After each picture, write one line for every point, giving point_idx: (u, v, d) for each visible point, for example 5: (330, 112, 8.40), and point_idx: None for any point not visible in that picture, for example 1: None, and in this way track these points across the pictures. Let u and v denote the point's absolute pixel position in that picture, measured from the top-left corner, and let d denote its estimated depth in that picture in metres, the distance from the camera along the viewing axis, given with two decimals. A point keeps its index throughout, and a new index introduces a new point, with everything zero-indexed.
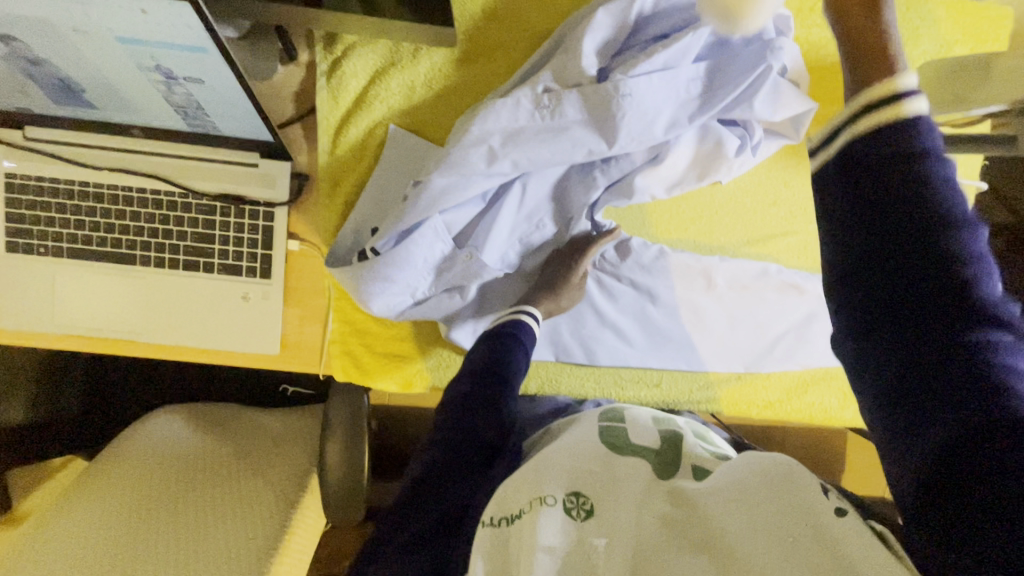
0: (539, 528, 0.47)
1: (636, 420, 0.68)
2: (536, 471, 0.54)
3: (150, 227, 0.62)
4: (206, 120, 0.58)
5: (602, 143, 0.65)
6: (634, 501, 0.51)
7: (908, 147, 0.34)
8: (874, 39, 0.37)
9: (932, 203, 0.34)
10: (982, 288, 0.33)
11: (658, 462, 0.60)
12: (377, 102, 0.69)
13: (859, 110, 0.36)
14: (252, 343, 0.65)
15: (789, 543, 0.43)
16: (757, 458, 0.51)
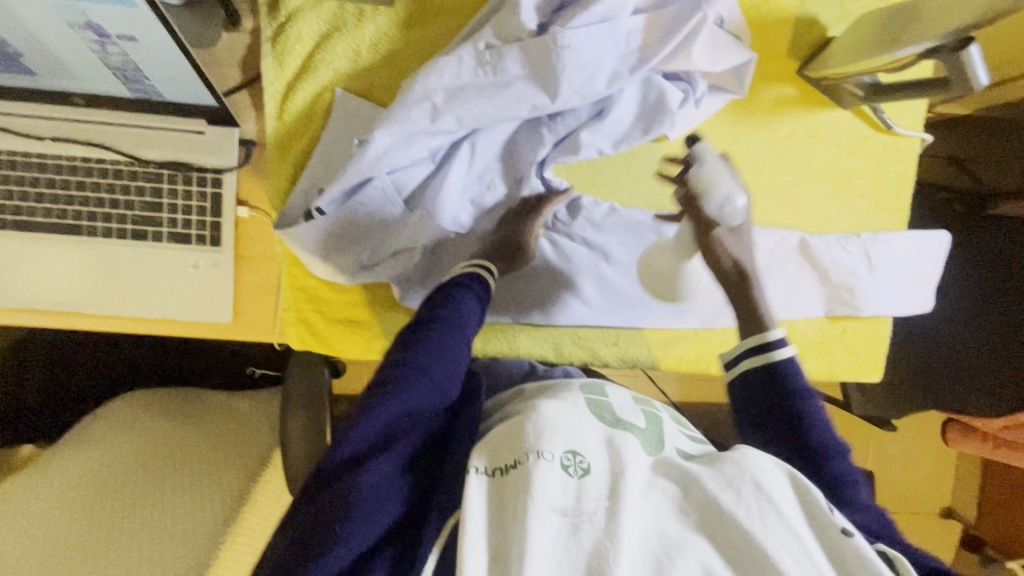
0: (541, 480, 0.47)
1: (618, 396, 0.66)
2: (534, 426, 0.53)
3: (97, 197, 0.68)
4: (146, 84, 0.61)
5: (544, 97, 0.64)
6: (628, 467, 0.50)
7: (782, 386, 0.59)
8: (752, 301, 0.60)
9: (801, 414, 0.58)
10: (837, 459, 0.58)
11: (647, 436, 0.58)
12: (322, 66, 0.69)
13: (749, 348, 0.60)
14: (201, 308, 0.71)
15: (799, 553, 0.45)
16: (754, 456, 0.51)
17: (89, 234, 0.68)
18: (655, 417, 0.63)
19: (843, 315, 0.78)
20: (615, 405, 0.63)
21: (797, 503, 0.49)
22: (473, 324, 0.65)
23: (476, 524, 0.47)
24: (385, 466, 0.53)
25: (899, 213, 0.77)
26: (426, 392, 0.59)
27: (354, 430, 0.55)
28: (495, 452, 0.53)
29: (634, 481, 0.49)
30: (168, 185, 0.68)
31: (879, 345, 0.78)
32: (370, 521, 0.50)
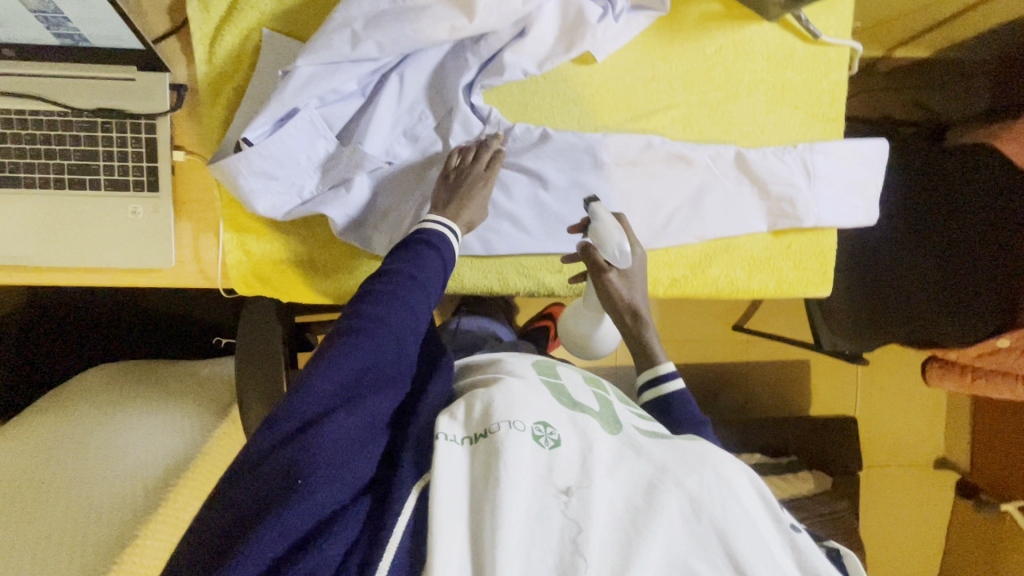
0: (512, 449, 0.42)
1: (571, 379, 0.62)
2: (501, 396, 0.48)
3: (33, 148, 0.68)
4: (69, 27, 0.62)
5: (462, 17, 0.64)
6: (596, 444, 0.46)
7: (683, 411, 0.63)
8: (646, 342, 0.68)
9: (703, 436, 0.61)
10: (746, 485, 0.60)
11: (606, 417, 0.54)
12: (248, 8, 0.70)
13: (648, 376, 0.66)
14: (144, 255, 0.71)
15: (767, 545, 0.42)
16: (715, 452, 0.49)
17: (27, 185, 0.69)
18: (610, 400, 0.60)
19: (786, 229, 0.77)
20: (571, 387, 0.59)
21: (757, 493, 0.46)
22: (436, 292, 0.61)
23: (447, 493, 0.42)
24: (354, 422, 0.48)
25: (833, 123, 0.77)
26: (388, 347, 0.54)
27: (312, 381, 0.48)
28: (466, 419, 0.48)
29: (603, 458, 0.45)
30: (102, 133, 0.69)
31: (825, 257, 0.78)
32: (337, 476, 0.44)
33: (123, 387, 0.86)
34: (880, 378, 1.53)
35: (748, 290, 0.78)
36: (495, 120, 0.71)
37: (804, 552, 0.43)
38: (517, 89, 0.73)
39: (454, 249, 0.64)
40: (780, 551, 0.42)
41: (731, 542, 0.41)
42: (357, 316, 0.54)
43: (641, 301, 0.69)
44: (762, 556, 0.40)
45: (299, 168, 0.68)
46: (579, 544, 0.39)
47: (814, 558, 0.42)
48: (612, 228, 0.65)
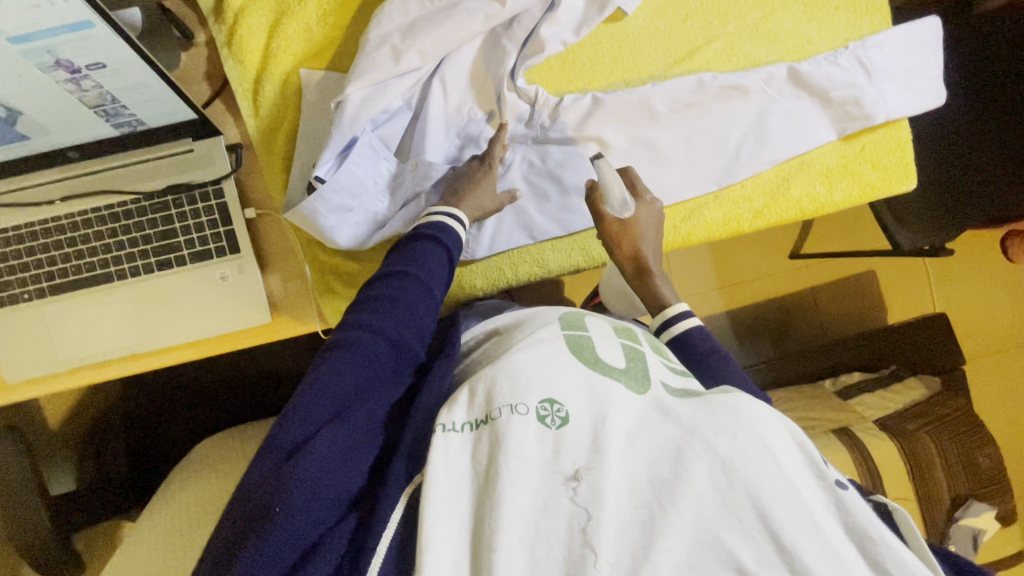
0: (514, 439, 0.39)
1: (597, 326, 0.53)
2: (499, 373, 0.43)
3: (115, 241, 0.70)
4: (125, 113, 0.63)
5: (494, 5, 0.66)
6: (611, 413, 0.41)
7: (703, 345, 0.61)
8: (654, 289, 0.67)
9: (727, 363, 0.59)
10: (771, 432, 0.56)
11: (633, 370, 0.47)
12: (281, 53, 0.71)
13: (661, 319, 0.64)
14: (243, 316, 0.72)
15: (804, 513, 0.38)
16: (750, 403, 0.43)
17: (119, 278, 0.71)
18: (639, 349, 0.51)
19: (857, 131, 0.75)
20: (597, 337, 0.50)
21: (794, 445, 0.42)
22: (441, 288, 0.61)
23: (444, 487, 0.40)
24: (344, 432, 0.47)
25: (880, 12, 0.75)
26: (383, 353, 0.53)
27: (306, 400, 0.48)
28: (468, 402, 0.44)
29: (620, 427, 0.41)
30: (175, 209, 0.70)
31: (903, 150, 0.76)
32: (324, 496, 0.43)
33: (220, 453, 0.82)
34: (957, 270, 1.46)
35: (832, 203, 0.76)
36: (543, 98, 0.71)
37: (850, 509, 0.39)
38: (557, 62, 0.73)
39: (460, 234, 0.64)
40: (821, 514, 0.39)
41: (765, 510, 0.37)
42: (351, 328, 0.54)
43: (650, 249, 0.68)
44: (795, 521, 0.37)
45: (369, 194, 0.69)
46: (589, 532, 0.37)
47: (860, 515, 0.39)
48: (613, 180, 0.67)
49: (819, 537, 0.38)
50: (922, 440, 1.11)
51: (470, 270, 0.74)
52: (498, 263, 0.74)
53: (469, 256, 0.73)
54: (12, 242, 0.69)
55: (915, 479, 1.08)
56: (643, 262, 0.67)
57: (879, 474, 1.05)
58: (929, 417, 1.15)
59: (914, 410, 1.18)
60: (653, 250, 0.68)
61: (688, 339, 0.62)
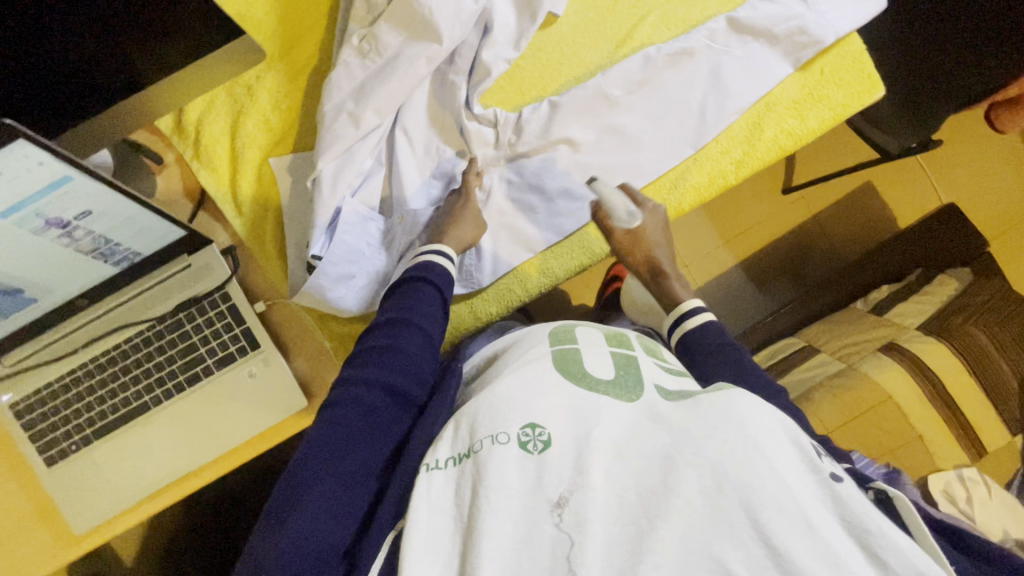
0: (494, 471, 0.38)
1: (588, 337, 0.52)
2: (483, 405, 0.42)
3: (143, 370, 0.72)
4: (120, 248, 0.65)
5: (433, 45, 0.67)
6: (593, 431, 0.39)
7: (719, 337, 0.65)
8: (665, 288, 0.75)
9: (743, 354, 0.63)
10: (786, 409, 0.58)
11: (623, 379, 0.46)
12: (246, 150, 0.73)
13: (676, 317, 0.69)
14: (276, 408, 0.73)
15: (798, 519, 0.34)
16: (742, 403, 0.39)
17: (156, 403, 0.72)
18: (630, 354, 0.50)
19: (811, 58, 0.76)
20: (585, 350, 0.49)
21: (787, 442, 0.38)
22: (438, 328, 0.61)
23: (427, 529, 0.39)
24: (344, 485, 0.47)
25: None
26: (381, 403, 0.53)
27: (306, 458, 0.48)
28: (453, 437, 0.43)
29: (606, 441, 0.39)
30: (190, 324, 0.72)
31: (861, 61, 0.76)
32: (306, 555, 0.43)
33: None
34: (954, 156, 1.43)
35: (808, 133, 0.76)
36: (503, 119, 0.73)
37: (849, 503, 0.35)
38: (506, 81, 0.74)
39: (447, 269, 0.64)
40: (818, 515, 0.35)
41: (758, 516, 0.34)
42: (346, 384, 0.54)
43: (659, 253, 0.76)
44: (789, 525, 0.33)
45: (367, 256, 0.71)
46: (573, 561, 0.35)
47: (858, 510, 0.35)
48: (614, 198, 0.71)
49: (817, 540, 0.33)
50: (971, 332, 1.08)
51: (481, 299, 0.75)
52: (508, 284, 0.75)
53: (478, 285, 0.74)
54: (48, 399, 0.71)
55: (976, 371, 1.06)
56: (655, 267, 0.77)
57: (938, 376, 1.05)
58: (971, 306, 1.13)
59: (954, 304, 1.15)
60: (663, 253, 0.77)
61: (696, 337, 0.65)
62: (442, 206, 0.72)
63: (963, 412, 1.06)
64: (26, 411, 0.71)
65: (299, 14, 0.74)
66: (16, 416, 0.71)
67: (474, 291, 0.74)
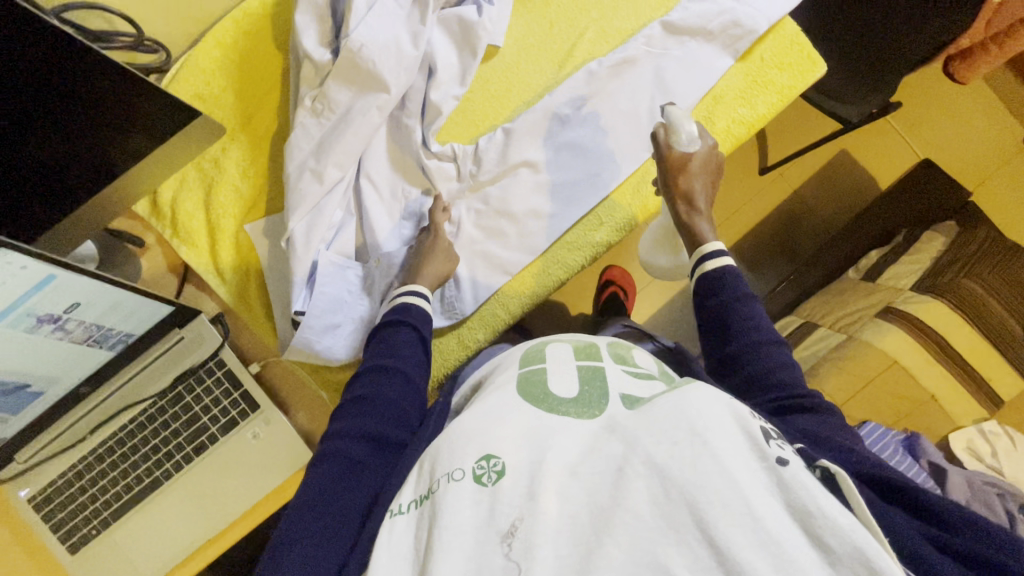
0: (448, 510, 0.40)
1: (557, 355, 0.57)
2: (445, 444, 0.46)
3: (151, 446, 0.74)
4: (113, 332, 0.67)
5: (381, 95, 0.69)
6: (547, 454, 0.42)
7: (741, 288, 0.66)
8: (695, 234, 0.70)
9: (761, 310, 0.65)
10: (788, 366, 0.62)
11: (586, 397, 0.49)
12: (222, 220, 0.76)
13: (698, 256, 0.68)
14: (282, 464, 0.74)
15: (739, 509, 0.34)
16: (693, 395, 0.41)
17: (167, 477, 0.74)
18: (598, 365, 0.54)
19: (749, 47, 0.78)
20: (552, 368, 0.54)
21: (735, 428, 0.39)
22: (420, 371, 0.64)
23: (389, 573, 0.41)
24: (340, 535, 0.48)
25: None
26: (365, 453, 0.55)
27: (304, 512, 0.49)
28: (414, 481, 0.47)
29: (559, 464, 0.41)
30: (190, 395, 0.75)
31: (798, 43, 0.78)
32: None
33: None
34: (922, 112, 1.44)
35: (760, 118, 0.78)
36: (461, 152, 0.75)
37: (792, 487, 0.35)
38: (459, 116, 0.77)
39: (425, 308, 0.68)
40: (762, 502, 0.34)
41: (702, 514, 0.34)
42: (334, 437, 0.56)
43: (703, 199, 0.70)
44: (731, 520, 0.34)
45: (349, 304, 0.73)
46: None
47: (801, 493, 0.34)
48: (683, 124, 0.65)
49: (759, 531, 0.33)
50: (965, 285, 1.08)
51: (467, 328, 0.76)
52: (491, 308, 0.76)
53: (461, 315, 0.75)
54: (64, 488, 0.73)
55: (977, 323, 1.05)
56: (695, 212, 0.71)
57: (942, 334, 1.04)
58: (961, 259, 1.12)
59: (946, 258, 1.14)
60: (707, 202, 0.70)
61: (714, 278, 0.66)
62: (415, 245, 0.74)
63: (973, 366, 1.04)
64: (43, 503, 0.72)
65: (252, 84, 0.77)
66: (35, 509, 0.72)
67: (458, 321, 0.76)
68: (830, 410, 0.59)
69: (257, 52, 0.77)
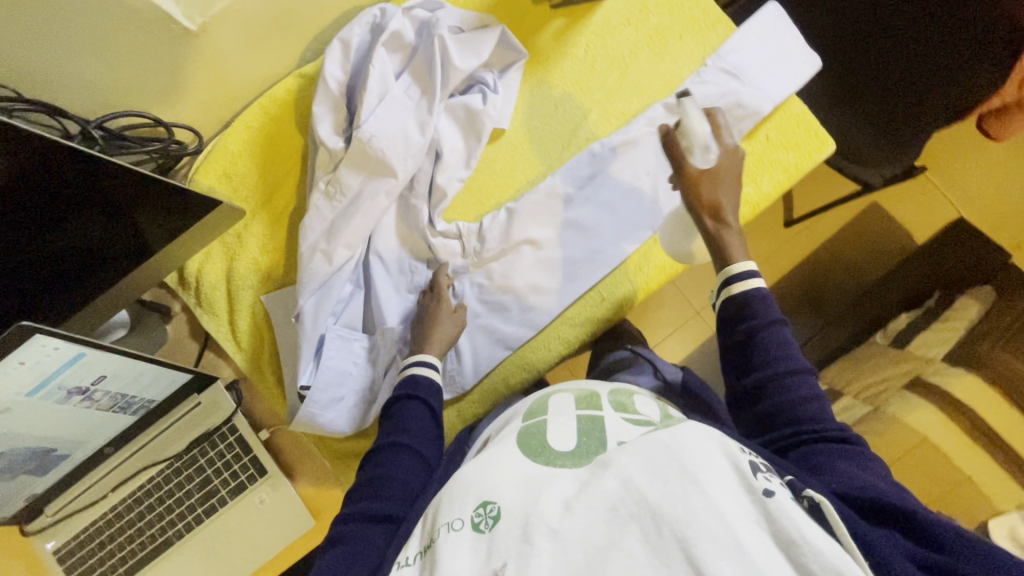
0: (449, 556, 0.44)
1: (559, 406, 0.59)
2: (447, 495, 0.50)
3: (164, 506, 0.77)
4: (136, 399, 0.71)
5: (390, 180, 0.73)
6: (541, 496, 0.45)
7: (771, 313, 0.63)
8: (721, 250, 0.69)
9: (789, 339, 0.63)
10: (809, 398, 0.60)
11: (583, 448, 0.52)
12: (241, 292, 0.81)
13: (724, 277, 0.67)
14: (289, 529, 0.77)
15: (731, 542, 0.38)
16: (683, 432, 0.46)
17: (178, 537, 0.77)
18: (597, 416, 0.57)
19: (755, 126, 0.78)
20: (553, 419, 0.57)
21: (726, 463, 0.44)
22: (430, 441, 0.65)
23: None
24: None
25: (721, 23, 0.81)
26: (379, 537, 0.56)
27: None
28: (418, 535, 0.50)
29: (554, 505, 0.44)
30: (203, 458, 0.78)
31: (805, 121, 0.78)
32: None
33: None
34: (958, 162, 1.38)
35: (767, 195, 0.77)
36: (466, 230, 0.78)
37: (778, 518, 0.40)
38: (465, 195, 0.80)
39: (433, 378, 0.69)
40: (749, 532, 0.39)
41: (690, 548, 0.39)
42: (346, 520, 0.58)
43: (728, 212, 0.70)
44: (720, 551, 0.38)
45: (354, 376, 0.75)
46: None
47: (786, 523, 0.39)
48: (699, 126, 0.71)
49: (746, 562, 0.38)
50: (1000, 359, 1.04)
51: (468, 401, 0.77)
52: (492, 382, 0.78)
53: (462, 388, 0.76)
54: (85, 542, 0.77)
55: (1013, 397, 1.00)
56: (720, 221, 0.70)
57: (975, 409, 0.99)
58: (998, 330, 1.08)
59: (981, 326, 1.09)
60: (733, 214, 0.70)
61: (741, 301, 0.64)
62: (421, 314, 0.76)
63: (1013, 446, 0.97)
64: (66, 556, 0.76)
65: (275, 164, 0.82)
66: (59, 562, 0.76)
67: (461, 394, 0.77)
68: (855, 439, 0.58)
69: (280, 133, 0.82)
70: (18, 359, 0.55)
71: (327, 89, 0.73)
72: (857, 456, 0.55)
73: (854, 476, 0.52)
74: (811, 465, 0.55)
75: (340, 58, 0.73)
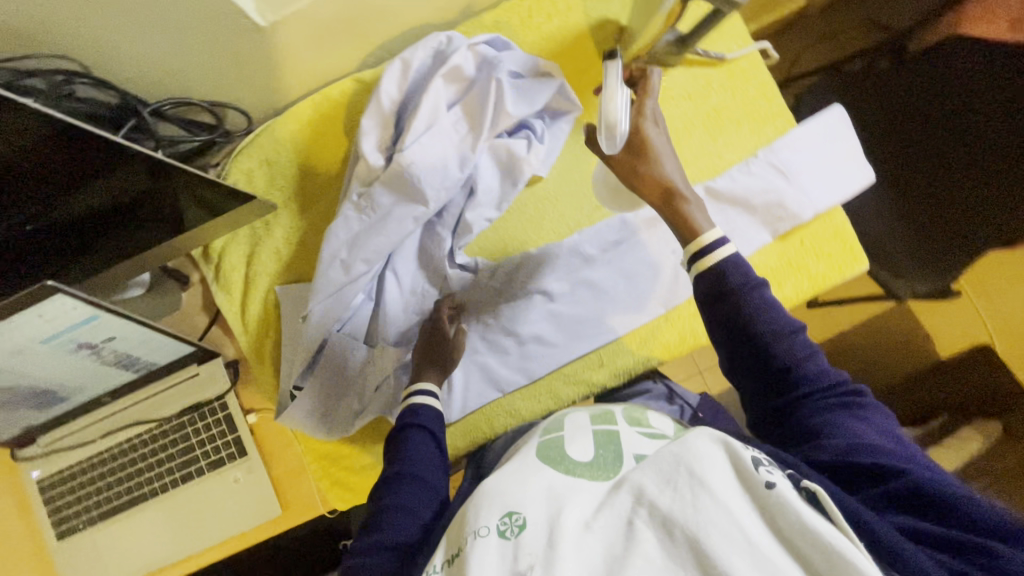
0: (477, 562, 0.42)
1: (575, 424, 0.62)
2: (472, 507, 0.49)
3: (146, 463, 0.81)
4: (139, 359, 0.74)
5: (419, 207, 0.73)
6: (562, 513, 0.45)
7: (751, 278, 0.59)
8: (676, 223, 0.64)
9: (779, 309, 0.58)
10: (805, 365, 0.57)
11: (602, 458, 0.55)
12: (258, 277, 0.83)
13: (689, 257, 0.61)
14: (256, 512, 0.80)
15: (740, 539, 0.39)
16: (692, 441, 0.45)
17: (153, 494, 0.80)
18: (613, 430, 0.60)
19: (791, 229, 0.77)
20: (569, 435, 0.60)
21: (727, 463, 0.44)
22: (439, 472, 0.66)
23: None
24: None
25: (781, 118, 0.80)
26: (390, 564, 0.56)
27: None
28: (444, 546, 0.49)
29: (575, 519, 0.44)
30: (190, 426, 0.81)
31: (844, 234, 0.77)
32: None
33: None
34: (996, 285, 1.35)
35: (787, 298, 0.76)
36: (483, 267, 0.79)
37: (784, 511, 0.40)
38: (490, 233, 0.80)
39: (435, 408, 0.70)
40: (749, 519, 0.40)
41: (700, 543, 0.39)
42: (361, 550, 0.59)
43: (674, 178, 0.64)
44: (731, 547, 0.38)
45: (347, 383, 0.78)
46: None
47: (793, 516, 0.39)
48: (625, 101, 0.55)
49: (752, 554, 0.38)
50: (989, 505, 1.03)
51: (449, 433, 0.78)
52: (475, 422, 0.78)
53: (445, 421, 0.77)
54: (68, 478, 0.81)
55: None
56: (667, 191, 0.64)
57: None
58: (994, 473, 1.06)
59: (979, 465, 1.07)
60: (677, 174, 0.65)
61: (716, 279, 0.59)
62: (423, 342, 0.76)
63: None
64: (48, 487, 0.81)
65: (316, 161, 0.84)
66: (40, 491, 0.81)
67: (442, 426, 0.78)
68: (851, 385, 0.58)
69: (327, 134, 0.84)
70: (38, 313, 0.58)
71: (379, 104, 0.74)
72: (852, 405, 0.56)
73: (850, 432, 0.53)
74: (808, 430, 0.55)
75: (398, 79, 0.75)
